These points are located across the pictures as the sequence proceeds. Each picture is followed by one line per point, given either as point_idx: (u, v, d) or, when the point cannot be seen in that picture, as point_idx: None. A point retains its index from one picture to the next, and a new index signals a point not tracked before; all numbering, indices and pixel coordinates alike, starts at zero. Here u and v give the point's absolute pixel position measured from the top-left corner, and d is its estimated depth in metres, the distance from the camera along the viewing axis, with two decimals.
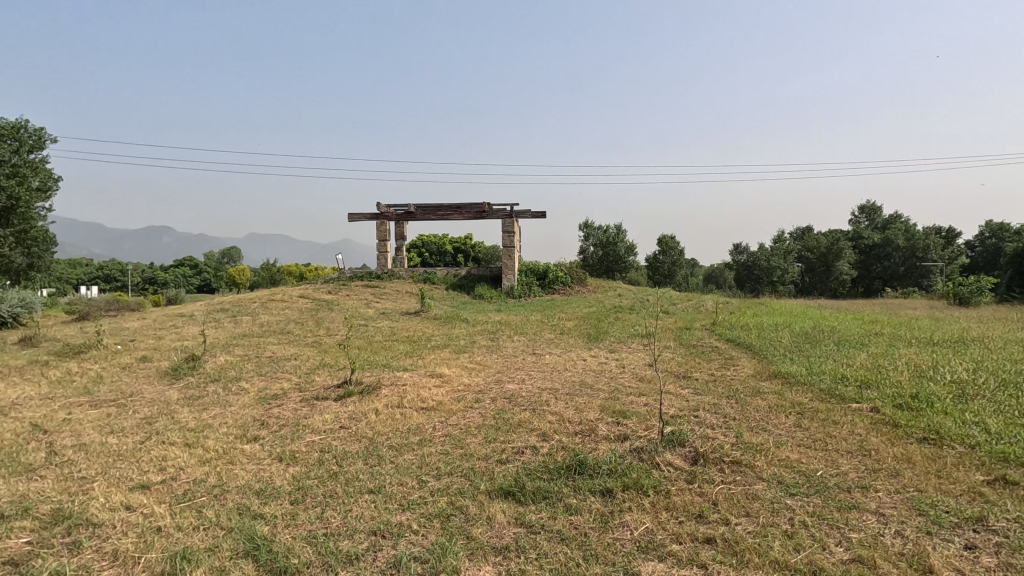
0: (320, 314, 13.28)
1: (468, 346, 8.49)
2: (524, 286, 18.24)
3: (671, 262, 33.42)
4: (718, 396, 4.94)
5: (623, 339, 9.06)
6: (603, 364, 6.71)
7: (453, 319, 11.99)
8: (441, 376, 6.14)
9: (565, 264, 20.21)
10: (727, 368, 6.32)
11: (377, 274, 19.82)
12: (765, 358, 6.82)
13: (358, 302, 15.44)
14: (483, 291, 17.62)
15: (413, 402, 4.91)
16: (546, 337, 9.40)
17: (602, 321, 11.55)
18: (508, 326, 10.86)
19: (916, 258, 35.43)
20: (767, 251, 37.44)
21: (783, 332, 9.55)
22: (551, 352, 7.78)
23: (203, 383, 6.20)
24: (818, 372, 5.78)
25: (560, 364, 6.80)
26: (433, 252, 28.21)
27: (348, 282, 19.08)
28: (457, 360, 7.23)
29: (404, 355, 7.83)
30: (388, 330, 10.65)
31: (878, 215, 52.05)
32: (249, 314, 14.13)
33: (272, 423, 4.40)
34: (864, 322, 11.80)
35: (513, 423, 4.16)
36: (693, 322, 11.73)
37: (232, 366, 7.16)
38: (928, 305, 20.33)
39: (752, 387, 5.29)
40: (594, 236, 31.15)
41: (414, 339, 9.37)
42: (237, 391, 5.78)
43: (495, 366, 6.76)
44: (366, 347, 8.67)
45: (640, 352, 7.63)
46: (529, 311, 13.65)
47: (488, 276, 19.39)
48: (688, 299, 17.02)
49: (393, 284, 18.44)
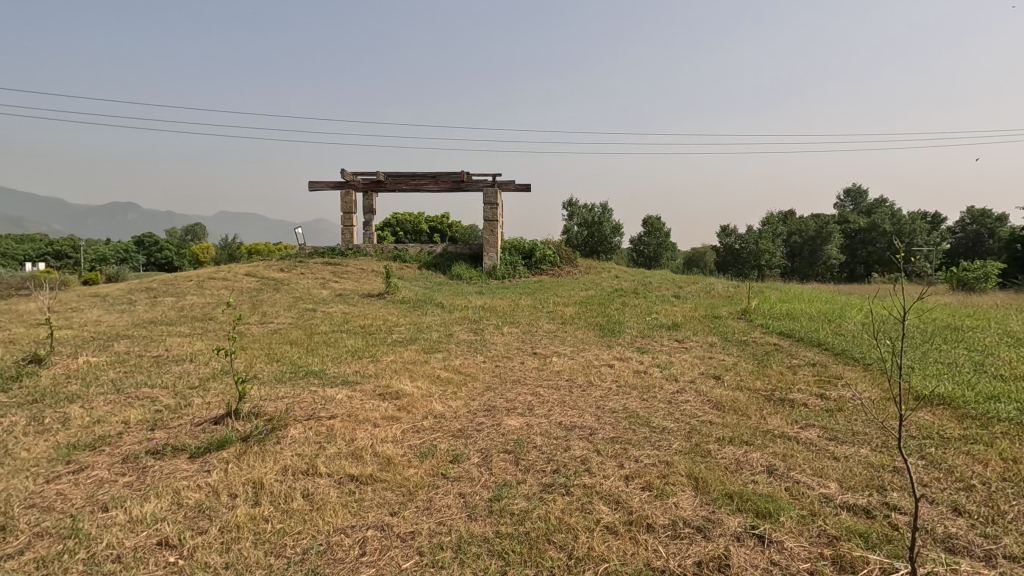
0: (261, 296, 10.81)
1: (443, 343, 6.22)
2: (508, 267, 16.04)
3: (656, 244, 31.43)
4: (885, 452, 2.79)
5: (646, 332, 6.96)
6: (644, 375, 4.54)
7: (426, 304, 9.67)
8: (400, 397, 3.90)
9: (553, 241, 17.96)
10: (832, 384, 4.20)
11: (340, 251, 17.36)
12: (874, 368, 4.72)
13: (313, 283, 12.99)
14: (462, 271, 15.34)
15: (337, 466, 2.64)
16: (546, 329, 7.23)
17: (609, 309, 9.34)
18: (494, 313, 8.59)
19: (903, 242, 34.18)
20: (755, 234, 35.71)
21: (847, 325, 7.45)
22: (559, 352, 5.59)
23: (8, 408, 3.81)
24: (995, 396, 3.67)
25: (580, 374, 4.61)
26: (408, 231, 25.61)
27: (304, 259, 16.54)
28: (429, 365, 4.98)
29: (352, 356, 5.50)
30: (341, 317, 8.27)
31: (863, 199, 51.47)
32: (176, 294, 11.60)
33: (21, 528, 2.08)
34: (918, 311, 9.81)
35: (536, 539, 1.96)
36: (718, 310, 9.58)
37: (84, 374, 4.75)
38: (938, 291, 18.53)
39: (920, 426, 3.16)
40: (579, 215, 28.93)
41: (372, 331, 7.10)
42: (45, 427, 3.40)
43: (484, 376, 4.57)
44: (303, 343, 6.31)
45: (684, 353, 5.46)
46: (517, 295, 11.40)
47: (468, 253, 17.04)
48: (693, 283, 14.91)
49: (357, 262, 15.94)
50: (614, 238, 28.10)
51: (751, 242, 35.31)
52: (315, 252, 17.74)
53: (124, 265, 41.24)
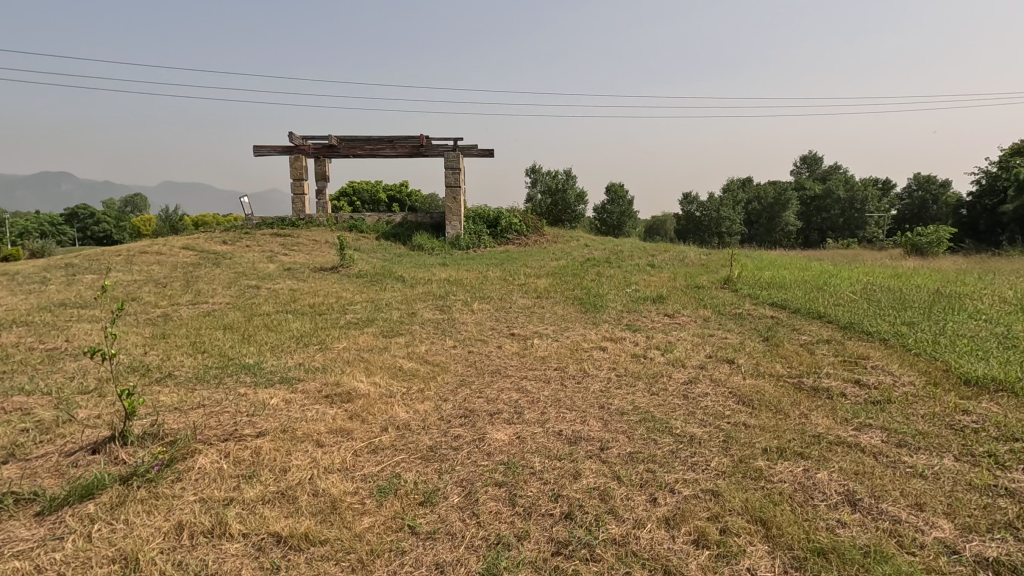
0: (198, 272, 9.64)
1: (405, 323, 5.40)
2: (472, 236, 15.17)
3: (620, 211, 30.93)
4: (979, 464, 2.20)
5: (631, 306, 6.32)
6: (645, 360, 3.87)
7: (384, 278, 8.77)
8: (352, 401, 3.10)
9: (518, 209, 17.11)
10: (862, 367, 3.63)
11: (290, 222, 16.07)
12: (895, 345, 4.20)
13: (259, 256, 11.83)
14: (423, 241, 14.37)
15: (258, 521, 1.85)
16: (521, 305, 6.50)
17: (585, 280, 8.67)
18: (462, 288, 7.77)
19: (856, 208, 34.84)
20: (716, 201, 35.63)
21: (839, 294, 7.01)
22: (541, 333, 4.88)
23: None
24: None
25: (571, 361, 3.90)
26: (365, 200, 24.25)
27: (250, 231, 15.21)
28: (389, 353, 4.17)
29: (296, 344, 4.62)
30: (288, 295, 7.31)
31: (817, 166, 52.44)
32: (98, 271, 10.26)
33: None
34: (896, 277, 9.54)
35: None
36: (698, 280, 9.04)
37: None
38: (895, 256, 18.63)
39: (997, 423, 2.58)
40: (543, 182, 28.07)
41: (324, 310, 6.22)
42: None
43: (457, 366, 3.80)
44: (239, 327, 5.37)
45: (681, 331, 4.83)
46: (484, 266, 10.58)
47: (429, 222, 16.05)
48: (664, 250, 14.42)
49: (309, 233, 14.74)
50: (578, 206, 27.45)
51: (712, 210, 35.28)
52: (263, 223, 16.36)
53: (54, 240, 38.03)
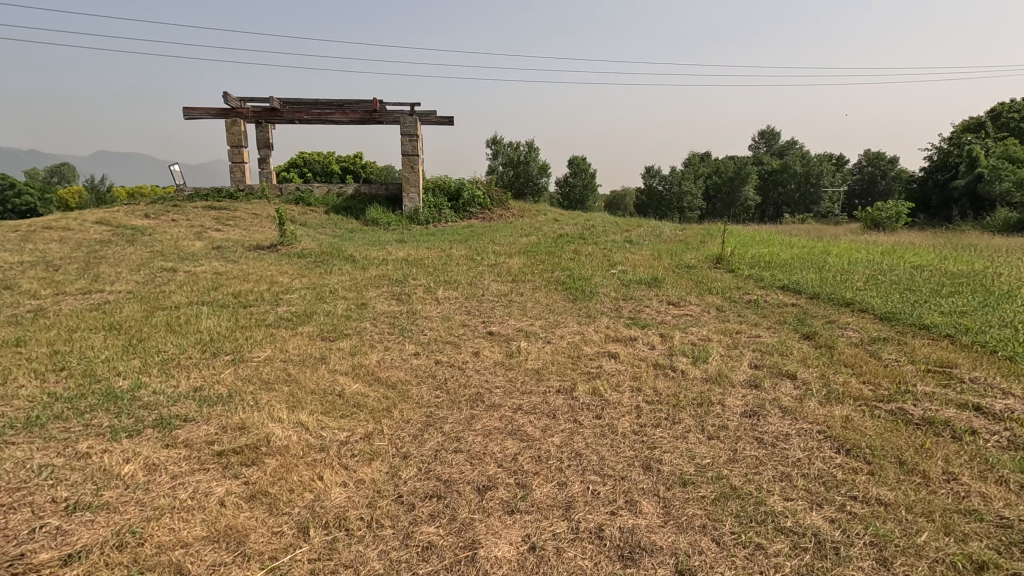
0: (104, 252, 8.05)
1: (352, 319, 4.24)
2: (432, 210, 13.93)
3: (583, 185, 29.99)
4: None
5: (624, 293, 5.34)
6: (678, 376, 2.86)
7: (331, 258, 7.50)
8: (256, 468, 1.96)
9: (480, 181, 15.85)
10: (961, 383, 2.74)
11: (228, 193, 14.35)
12: (972, 345, 3.35)
13: (185, 231, 10.27)
14: (378, 215, 13.01)
15: None
16: (494, 291, 5.41)
17: (561, 259, 7.64)
18: (423, 270, 6.61)
19: (813, 183, 34.98)
20: (679, 175, 35.12)
21: (850, 275, 6.22)
22: (526, 333, 3.81)
23: None
24: None
25: (576, 379, 2.85)
26: (315, 172, 22.42)
27: (179, 203, 13.42)
28: (326, 369, 3.02)
29: (200, 354, 3.40)
30: (209, 281, 5.96)
31: (775, 142, 52.81)
32: None
33: None
34: (887, 254, 8.92)
35: None
36: (685, 258, 8.14)
37: None
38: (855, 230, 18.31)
39: None
40: (504, 154, 26.70)
41: (251, 302, 4.96)
42: None
43: (423, 391, 2.70)
44: (131, 327, 4.09)
45: (701, 329, 3.88)
46: (446, 243, 9.43)
47: (384, 195, 14.63)
48: (636, 225, 13.54)
49: (248, 206, 13.13)
50: (541, 179, 26.28)
51: (675, 184, 34.77)
52: (195, 194, 14.55)
53: None
